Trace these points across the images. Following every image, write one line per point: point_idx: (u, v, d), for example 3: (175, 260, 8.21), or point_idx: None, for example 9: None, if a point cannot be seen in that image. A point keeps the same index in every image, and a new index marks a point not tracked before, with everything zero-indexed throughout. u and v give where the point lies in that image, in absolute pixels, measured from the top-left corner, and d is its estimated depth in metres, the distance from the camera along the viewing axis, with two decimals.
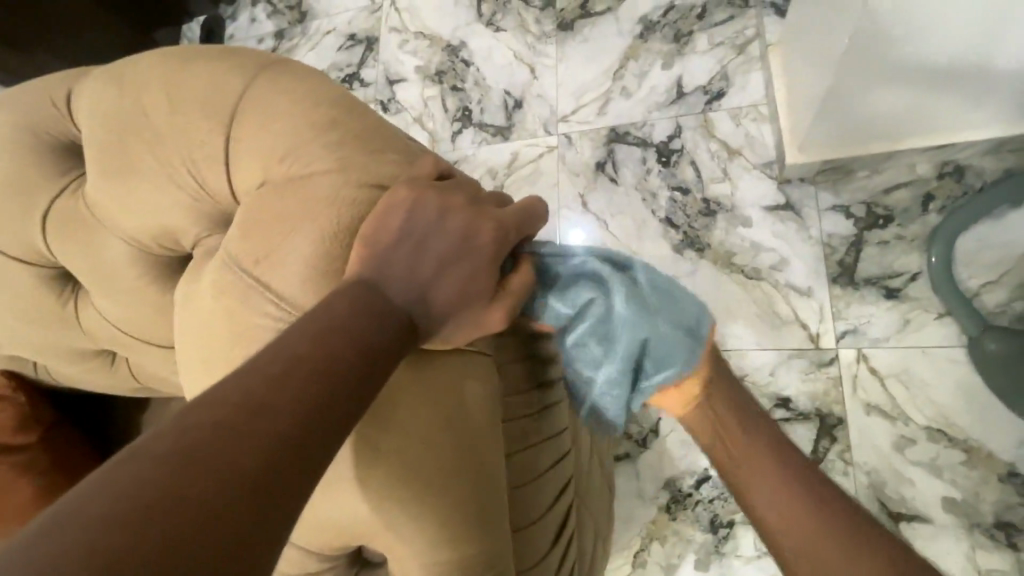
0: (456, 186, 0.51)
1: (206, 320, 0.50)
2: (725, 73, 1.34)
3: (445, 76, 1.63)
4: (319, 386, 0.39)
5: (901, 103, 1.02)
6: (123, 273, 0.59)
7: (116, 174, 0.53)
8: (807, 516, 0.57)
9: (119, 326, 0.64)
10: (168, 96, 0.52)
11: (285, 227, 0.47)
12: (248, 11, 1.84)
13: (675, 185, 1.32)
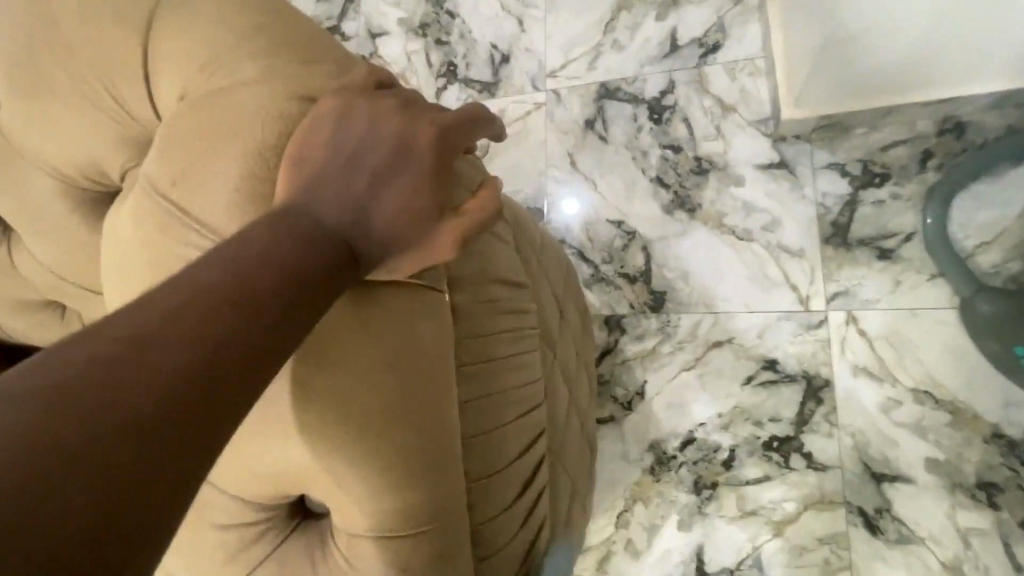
0: (393, 94, 0.47)
1: (133, 257, 0.47)
2: (722, 25, 1.27)
3: (430, 29, 1.56)
4: (226, 320, 0.37)
5: (918, 29, 0.92)
6: (59, 214, 0.56)
7: (31, 98, 0.50)
8: None
9: (63, 274, 0.61)
10: (79, 7, 0.48)
11: (207, 145, 0.45)
12: None
13: (666, 144, 1.27)
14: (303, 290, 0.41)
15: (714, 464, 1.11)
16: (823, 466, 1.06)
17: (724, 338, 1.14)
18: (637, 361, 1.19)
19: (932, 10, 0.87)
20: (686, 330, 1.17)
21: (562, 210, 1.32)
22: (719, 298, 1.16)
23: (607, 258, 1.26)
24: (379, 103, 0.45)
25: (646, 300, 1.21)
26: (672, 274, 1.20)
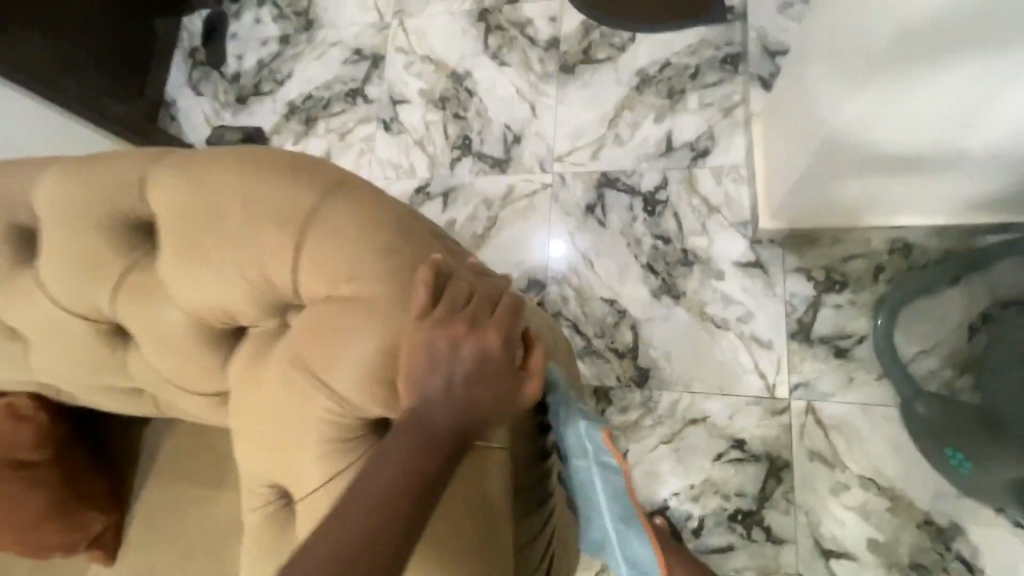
0: (465, 303, 0.58)
1: (282, 406, 0.66)
2: (711, 133, 1.45)
3: (448, 102, 1.70)
4: (384, 520, 0.52)
5: (873, 179, 1.12)
6: (181, 340, 0.73)
7: (194, 263, 0.67)
8: None
9: (166, 374, 0.78)
10: (247, 209, 0.64)
11: (342, 342, 0.61)
12: (255, 12, 2.03)
13: (657, 235, 1.42)
14: (430, 483, 0.55)
15: (684, 531, 1.23)
16: (780, 540, 1.19)
17: (700, 416, 1.28)
18: (621, 431, 1.31)
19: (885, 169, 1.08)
20: (666, 406, 1.30)
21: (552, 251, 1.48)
22: (697, 380, 1.30)
23: (599, 332, 1.39)
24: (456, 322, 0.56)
25: (632, 375, 1.34)
26: (656, 353, 1.34)
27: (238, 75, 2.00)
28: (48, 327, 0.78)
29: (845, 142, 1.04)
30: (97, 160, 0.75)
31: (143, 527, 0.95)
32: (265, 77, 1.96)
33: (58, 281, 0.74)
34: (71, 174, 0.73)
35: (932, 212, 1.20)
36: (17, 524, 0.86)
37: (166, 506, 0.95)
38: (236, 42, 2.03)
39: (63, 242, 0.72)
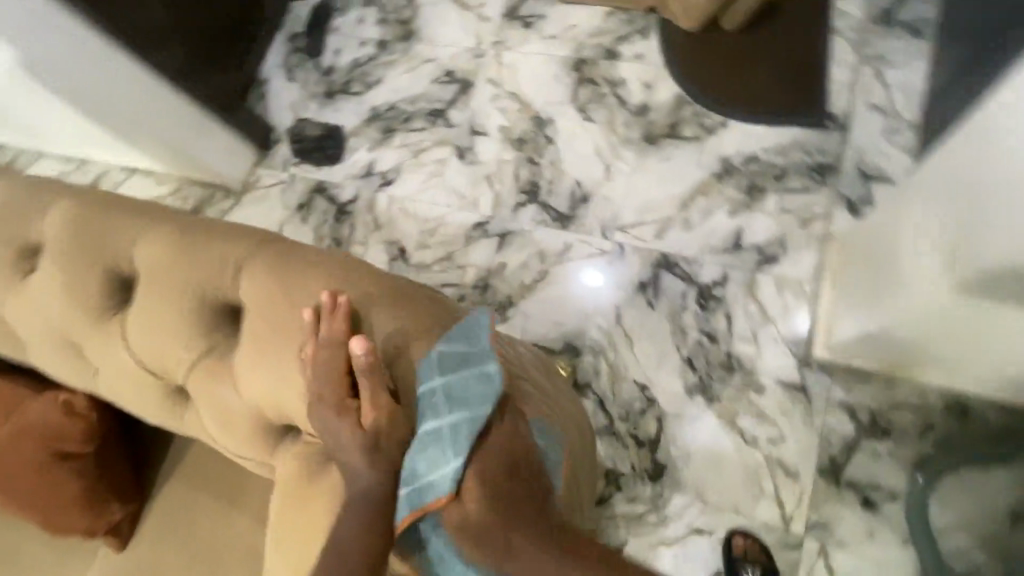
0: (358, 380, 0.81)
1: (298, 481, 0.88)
2: (783, 240, 1.41)
3: (525, 145, 1.71)
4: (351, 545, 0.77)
5: (945, 347, 1.09)
6: (236, 406, 0.90)
7: (259, 357, 0.86)
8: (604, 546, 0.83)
9: (215, 427, 0.95)
10: (291, 320, 0.85)
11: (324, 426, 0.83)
12: (360, 12, 2.08)
13: (705, 331, 1.39)
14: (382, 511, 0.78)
15: None
16: None
17: (706, 527, 1.26)
18: (624, 521, 1.30)
19: (960, 342, 1.05)
20: (675, 508, 1.28)
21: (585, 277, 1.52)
22: (712, 491, 1.28)
23: (623, 415, 1.38)
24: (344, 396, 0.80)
25: (648, 467, 1.32)
26: (676, 452, 1.32)
27: (331, 69, 2.06)
28: (114, 363, 0.94)
29: (931, 316, 1.01)
30: (191, 238, 0.92)
31: (161, 518, 1.02)
32: (356, 78, 2.01)
33: (141, 345, 0.92)
34: (162, 255, 0.91)
35: (992, 386, 1.16)
36: (53, 504, 0.98)
37: (182, 504, 1.02)
38: (337, 36, 2.09)
39: (149, 316, 0.91)
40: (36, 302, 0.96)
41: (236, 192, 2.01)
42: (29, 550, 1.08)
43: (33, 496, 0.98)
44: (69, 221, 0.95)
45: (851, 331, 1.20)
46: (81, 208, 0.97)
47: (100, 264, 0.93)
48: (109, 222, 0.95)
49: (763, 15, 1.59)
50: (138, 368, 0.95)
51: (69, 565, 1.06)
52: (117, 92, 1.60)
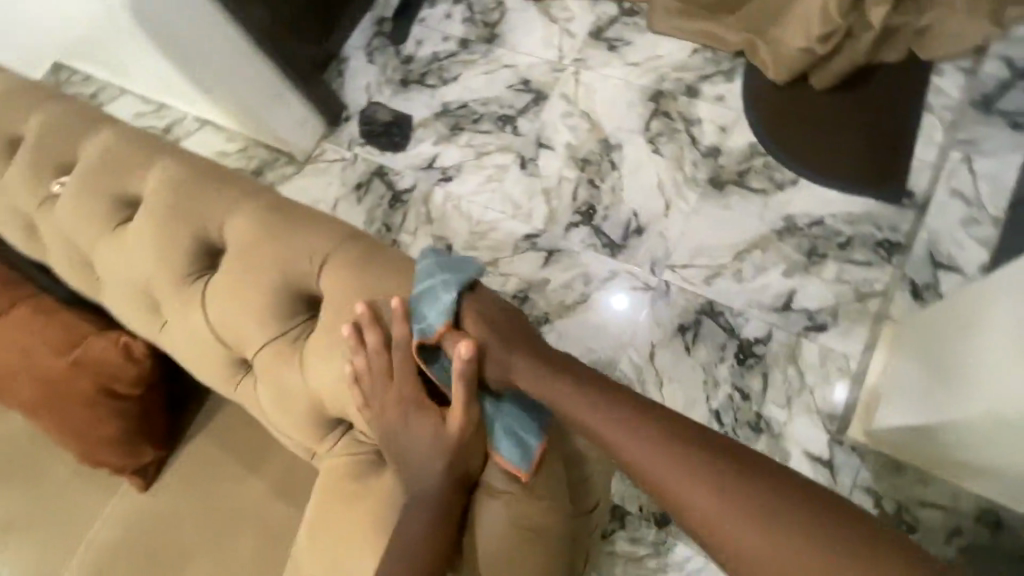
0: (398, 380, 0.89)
1: (340, 478, 0.96)
2: (836, 310, 1.38)
3: (589, 166, 1.71)
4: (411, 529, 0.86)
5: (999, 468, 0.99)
6: (295, 393, 0.97)
7: (327, 353, 0.94)
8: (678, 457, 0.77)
9: (266, 406, 1.01)
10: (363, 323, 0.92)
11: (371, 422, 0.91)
12: (449, 8, 2.12)
13: (738, 387, 1.37)
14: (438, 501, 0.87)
15: None
16: None
17: None
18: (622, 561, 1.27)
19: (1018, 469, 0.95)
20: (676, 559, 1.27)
21: (613, 303, 1.53)
22: None
23: None
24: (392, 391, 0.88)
25: (655, 512, 1.31)
26: None
27: (411, 58, 2.09)
28: (187, 323, 1.00)
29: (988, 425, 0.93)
30: (283, 221, 0.99)
31: (187, 470, 1.09)
32: (434, 71, 2.04)
33: (216, 317, 0.98)
34: (248, 235, 0.98)
35: None
36: (93, 436, 1.03)
37: (207, 462, 1.09)
38: (422, 27, 2.13)
39: (230, 293, 0.97)
40: (130, 249, 1.01)
41: (299, 161, 2.06)
42: (58, 472, 1.14)
43: (76, 425, 1.03)
44: (168, 180, 1.02)
45: (903, 421, 1.11)
46: (183, 174, 1.02)
47: (191, 225, 0.99)
48: (206, 192, 1.01)
49: (854, 79, 1.56)
50: (208, 333, 1.00)
51: (91, 497, 1.11)
52: (206, 46, 1.65)
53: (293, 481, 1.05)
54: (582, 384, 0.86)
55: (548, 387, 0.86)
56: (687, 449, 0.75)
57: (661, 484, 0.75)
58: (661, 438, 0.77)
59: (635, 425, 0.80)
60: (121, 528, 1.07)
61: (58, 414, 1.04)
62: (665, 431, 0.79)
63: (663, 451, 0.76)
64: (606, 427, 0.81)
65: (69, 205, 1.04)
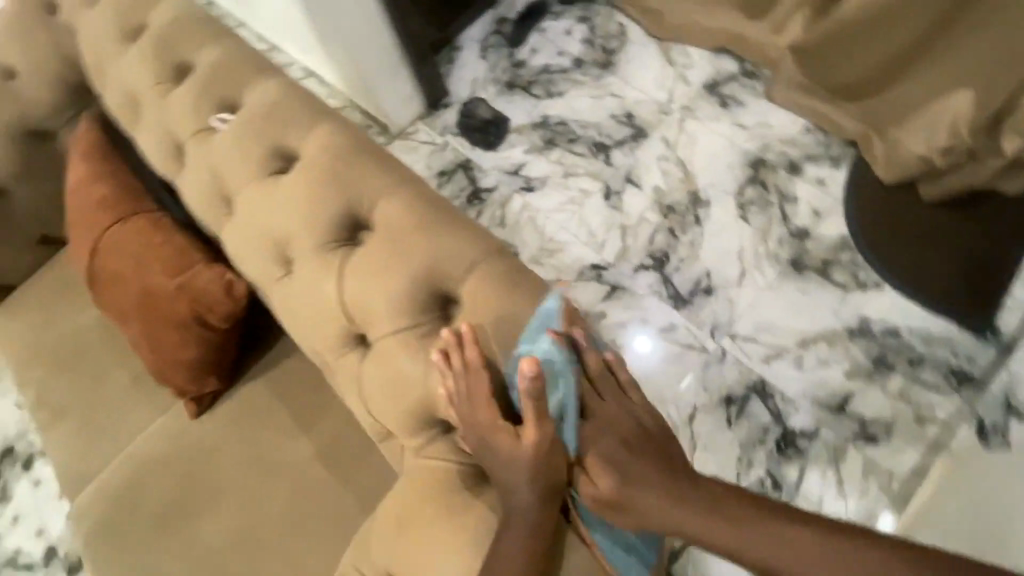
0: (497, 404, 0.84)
1: (414, 476, 0.93)
2: (891, 426, 1.35)
3: (673, 214, 1.71)
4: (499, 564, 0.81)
5: None
6: (397, 382, 0.93)
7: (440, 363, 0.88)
8: (759, 537, 0.78)
9: (362, 387, 0.97)
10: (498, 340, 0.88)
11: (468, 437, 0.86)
12: (570, 25, 2.14)
13: (771, 473, 1.36)
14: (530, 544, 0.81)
15: None
16: None
17: None
18: None
19: None
20: None
21: (636, 342, 1.57)
22: None
23: None
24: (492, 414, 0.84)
25: None
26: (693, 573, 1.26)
27: (522, 64, 2.12)
28: (300, 292, 0.98)
29: None
30: (432, 217, 0.94)
31: (237, 411, 1.11)
32: (541, 81, 2.06)
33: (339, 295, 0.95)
34: (399, 227, 0.94)
35: None
36: (169, 354, 1.04)
37: (261, 408, 1.10)
38: (540, 37, 2.16)
39: (362, 278, 0.94)
40: (270, 198, 0.98)
41: (390, 134, 2.10)
42: (113, 376, 1.18)
43: (157, 340, 1.05)
44: (325, 144, 0.98)
45: None
46: (340, 144, 0.98)
47: (339, 194, 0.95)
48: (361, 168, 0.97)
49: (967, 201, 1.51)
50: (323, 309, 0.97)
51: (140, 408, 1.15)
52: (347, 16, 1.78)
53: (335, 450, 1.05)
54: (702, 502, 0.80)
55: (665, 509, 0.80)
56: (799, 534, 0.77)
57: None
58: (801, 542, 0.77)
59: (770, 533, 0.78)
60: (164, 447, 1.11)
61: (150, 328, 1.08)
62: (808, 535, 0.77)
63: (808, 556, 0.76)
64: (744, 543, 0.77)
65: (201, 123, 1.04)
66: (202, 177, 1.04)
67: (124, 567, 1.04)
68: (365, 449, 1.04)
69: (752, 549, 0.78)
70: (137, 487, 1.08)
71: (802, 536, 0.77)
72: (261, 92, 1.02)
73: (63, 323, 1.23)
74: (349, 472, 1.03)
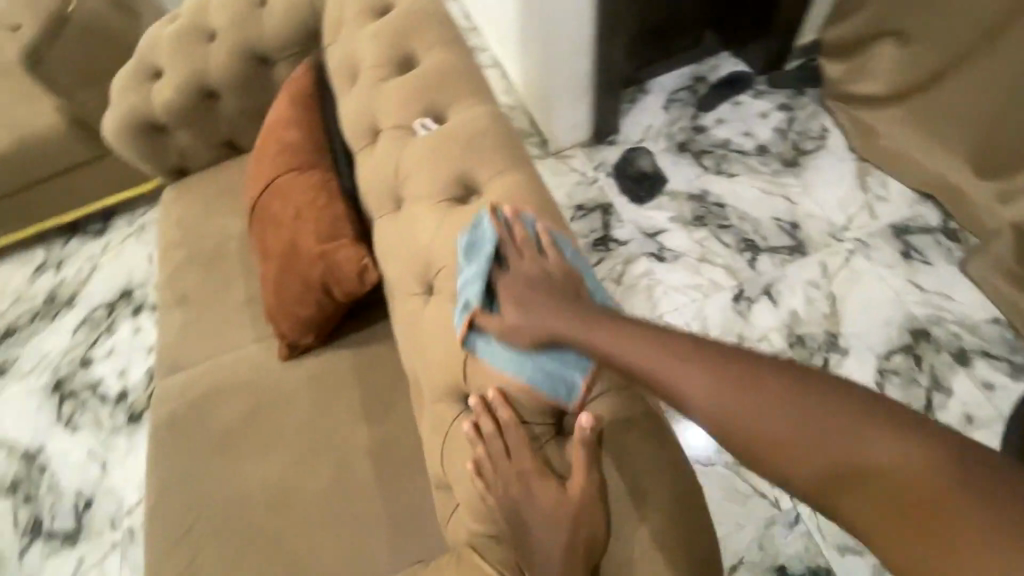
0: (570, 534, 0.61)
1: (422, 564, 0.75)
2: None
3: (800, 348, 1.56)
4: None
5: None
6: (451, 450, 0.74)
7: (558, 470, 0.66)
8: (704, 380, 0.59)
9: (427, 436, 0.80)
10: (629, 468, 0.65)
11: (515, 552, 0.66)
12: (768, 109, 2.02)
13: None
14: None
15: None
16: None
17: None
18: None
19: None
20: None
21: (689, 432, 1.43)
22: None
23: None
24: (555, 540, 0.62)
25: None
26: None
27: (702, 129, 2.03)
28: (432, 331, 0.75)
29: None
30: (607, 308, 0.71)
31: (319, 372, 1.07)
32: (714, 154, 1.96)
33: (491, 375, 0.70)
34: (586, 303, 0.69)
35: None
36: (276, 301, 0.98)
37: (326, 380, 1.06)
38: (733, 109, 2.05)
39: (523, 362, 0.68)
40: (418, 210, 0.77)
41: (546, 149, 2.08)
42: (232, 290, 1.22)
43: (269, 284, 0.98)
44: (506, 165, 0.75)
45: None
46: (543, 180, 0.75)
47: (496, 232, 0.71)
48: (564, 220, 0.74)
49: None
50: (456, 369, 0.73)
51: (240, 328, 1.17)
52: (568, 40, 1.72)
53: (390, 451, 0.98)
54: (641, 342, 0.64)
55: (617, 348, 0.64)
56: (757, 380, 0.57)
57: (790, 438, 0.54)
58: (772, 375, 0.57)
59: (728, 386, 0.58)
60: (244, 375, 1.10)
61: (276, 275, 0.97)
62: (780, 373, 0.57)
63: (784, 398, 0.55)
64: (708, 397, 0.59)
65: (392, 88, 0.86)
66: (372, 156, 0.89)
67: (164, 482, 1.02)
68: (419, 462, 0.96)
69: (704, 398, 0.59)
70: (197, 403, 1.09)
71: (754, 375, 0.58)
72: (461, 83, 0.83)
73: (210, 222, 1.32)
74: (398, 482, 0.95)
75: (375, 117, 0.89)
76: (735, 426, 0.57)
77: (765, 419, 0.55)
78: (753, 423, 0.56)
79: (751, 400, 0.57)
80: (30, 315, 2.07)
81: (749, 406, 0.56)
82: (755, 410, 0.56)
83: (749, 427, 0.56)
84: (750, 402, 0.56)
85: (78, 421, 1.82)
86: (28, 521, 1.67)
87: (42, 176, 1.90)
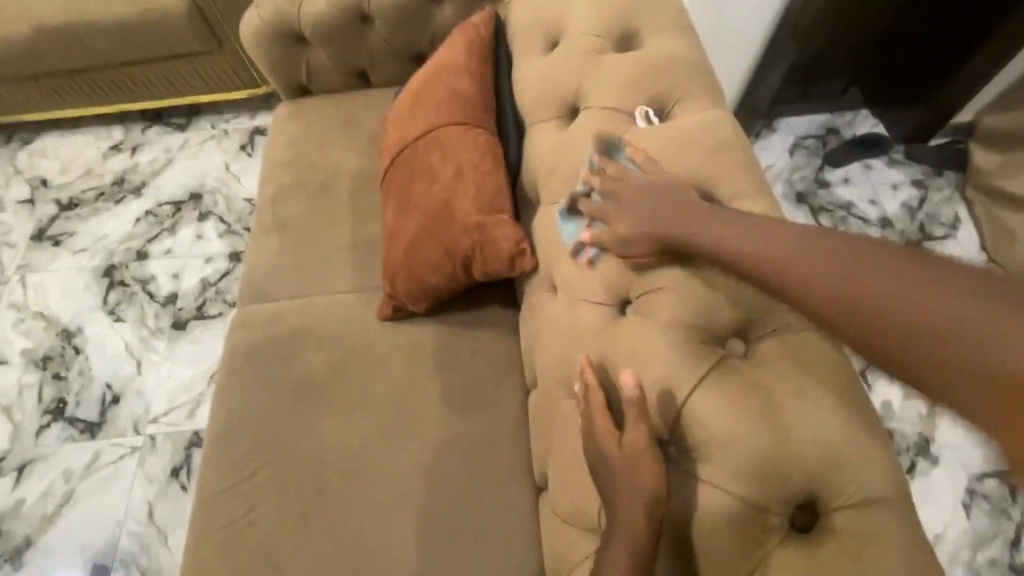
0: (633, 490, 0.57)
1: None
2: None
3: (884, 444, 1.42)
4: None
5: None
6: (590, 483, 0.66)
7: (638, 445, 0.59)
8: (776, 245, 0.56)
9: (558, 453, 0.73)
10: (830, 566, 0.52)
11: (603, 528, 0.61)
12: (900, 181, 1.88)
13: None
14: None
15: None
16: None
17: None
18: None
19: None
20: None
21: None
22: None
23: None
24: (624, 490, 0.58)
25: None
26: None
27: (825, 184, 1.90)
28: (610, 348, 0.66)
29: None
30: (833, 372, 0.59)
31: (418, 343, 0.98)
32: (832, 214, 1.83)
33: (707, 421, 0.57)
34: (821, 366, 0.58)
35: None
36: (400, 252, 0.90)
37: (424, 355, 0.97)
38: (864, 170, 1.92)
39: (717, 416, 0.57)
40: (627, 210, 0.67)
41: None
42: (337, 230, 1.14)
43: (399, 232, 0.90)
44: (734, 185, 0.66)
45: None
46: (781, 215, 0.64)
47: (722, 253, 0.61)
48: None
49: None
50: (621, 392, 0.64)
51: (339, 273, 1.09)
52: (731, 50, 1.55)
53: (481, 453, 0.89)
54: (721, 223, 0.61)
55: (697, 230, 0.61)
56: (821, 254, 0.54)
57: (926, 344, 0.46)
58: (851, 263, 0.52)
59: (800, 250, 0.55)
60: (338, 326, 1.02)
61: (411, 227, 0.88)
62: (858, 260, 0.52)
63: (924, 296, 0.47)
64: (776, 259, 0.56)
65: (607, 65, 0.76)
66: (560, 134, 0.80)
67: (231, 418, 0.95)
68: (510, 474, 0.88)
69: (784, 269, 0.55)
70: (280, 341, 1.01)
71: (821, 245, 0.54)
72: (689, 82, 0.73)
73: (326, 152, 1.23)
74: (481, 489, 0.87)
75: (575, 91, 0.79)
76: (822, 295, 0.52)
77: (896, 315, 0.48)
78: (822, 278, 0.52)
79: (814, 261, 0.54)
80: (95, 192, 2.00)
81: (881, 305, 0.49)
82: (818, 266, 0.53)
83: (832, 312, 0.51)
84: (815, 261, 0.53)
85: (122, 312, 1.75)
86: (52, 401, 1.62)
87: (146, 56, 1.83)
